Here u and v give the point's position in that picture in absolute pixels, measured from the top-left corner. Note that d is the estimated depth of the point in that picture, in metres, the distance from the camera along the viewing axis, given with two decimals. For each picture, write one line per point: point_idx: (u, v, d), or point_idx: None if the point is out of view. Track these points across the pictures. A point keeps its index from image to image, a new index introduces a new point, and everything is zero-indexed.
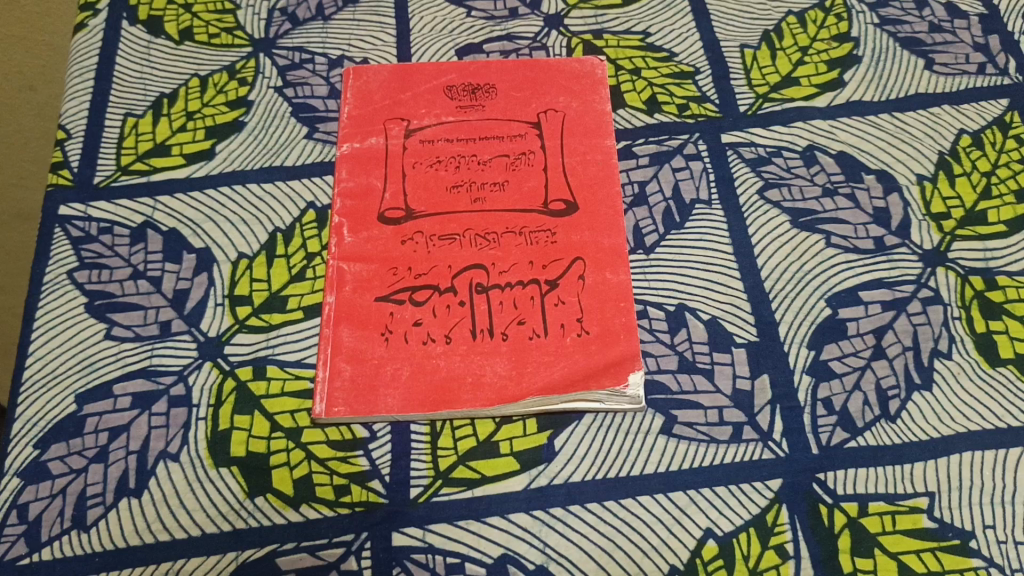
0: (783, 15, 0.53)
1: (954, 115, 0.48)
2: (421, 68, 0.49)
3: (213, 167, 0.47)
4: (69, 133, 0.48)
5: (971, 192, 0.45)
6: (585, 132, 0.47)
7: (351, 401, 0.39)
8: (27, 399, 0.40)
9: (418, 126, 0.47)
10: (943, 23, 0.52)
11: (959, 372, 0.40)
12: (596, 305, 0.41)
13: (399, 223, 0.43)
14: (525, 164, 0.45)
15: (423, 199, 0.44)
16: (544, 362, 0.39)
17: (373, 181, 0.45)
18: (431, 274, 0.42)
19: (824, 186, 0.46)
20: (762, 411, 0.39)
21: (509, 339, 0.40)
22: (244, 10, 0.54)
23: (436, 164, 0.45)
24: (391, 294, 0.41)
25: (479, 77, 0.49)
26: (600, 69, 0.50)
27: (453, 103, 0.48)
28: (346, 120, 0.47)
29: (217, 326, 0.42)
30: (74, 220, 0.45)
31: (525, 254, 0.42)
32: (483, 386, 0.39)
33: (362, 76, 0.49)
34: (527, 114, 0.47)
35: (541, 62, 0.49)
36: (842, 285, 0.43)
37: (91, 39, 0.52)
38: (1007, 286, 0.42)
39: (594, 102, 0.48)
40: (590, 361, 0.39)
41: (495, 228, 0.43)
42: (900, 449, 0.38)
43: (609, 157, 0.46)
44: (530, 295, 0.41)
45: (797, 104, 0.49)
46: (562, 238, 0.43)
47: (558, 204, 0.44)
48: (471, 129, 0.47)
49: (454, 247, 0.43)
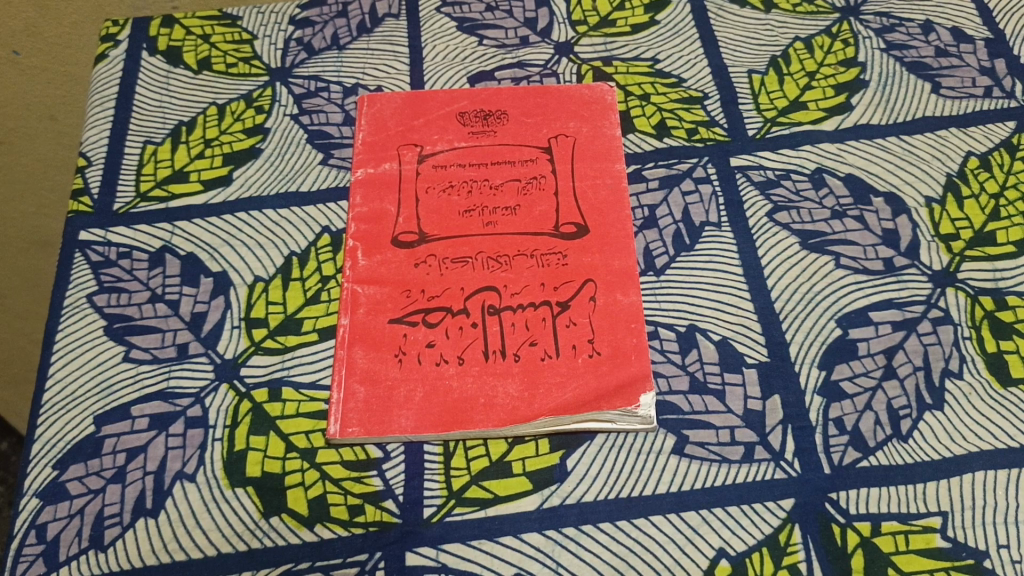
0: (790, 41, 0.54)
1: (961, 137, 0.49)
2: (434, 96, 0.50)
3: (229, 193, 0.48)
4: (90, 160, 0.49)
5: (980, 214, 0.46)
6: (595, 156, 0.47)
7: (365, 421, 0.39)
8: (47, 421, 0.41)
9: (431, 152, 0.48)
10: (949, 48, 0.52)
11: (971, 392, 0.40)
12: (607, 326, 0.41)
13: (412, 246, 0.44)
14: (536, 188, 0.46)
15: (436, 222, 0.45)
16: (556, 382, 0.40)
17: (387, 206, 0.46)
18: (443, 296, 0.42)
19: (833, 209, 0.46)
20: (773, 431, 0.39)
21: (521, 360, 0.41)
22: (261, 40, 0.55)
23: (448, 189, 0.46)
24: (405, 316, 0.42)
25: (491, 103, 0.50)
26: (609, 95, 0.50)
27: (465, 129, 0.49)
28: (360, 146, 0.48)
29: (233, 348, 0.42)
30: (94, 245, 0.46)
31: (536, 276, 0.43)
32: (496, 406, 0.39)
33: (375, 103, 0.50)
34: (538, 139, 0.48)
35: (552, 89, 0.50)
36: (851, 306, 0.43)
37: (112, 70, 0.53)
38: (1017, 306, 0.43)
39: (603, 127, 0.49)
40: (602, 381, 0.40)
41: (507, 251, 0.44)
42: (911, 469, 0.38)
43: (619, 181, 0.46)
44: (542, 316, 0.42)
45: (805, 128, 0.49)
46: (572, 260, 0.43)
47: (569, 227, 0.44)
48: (483, 155, 0.47)
49: (466, 269, 0.43)
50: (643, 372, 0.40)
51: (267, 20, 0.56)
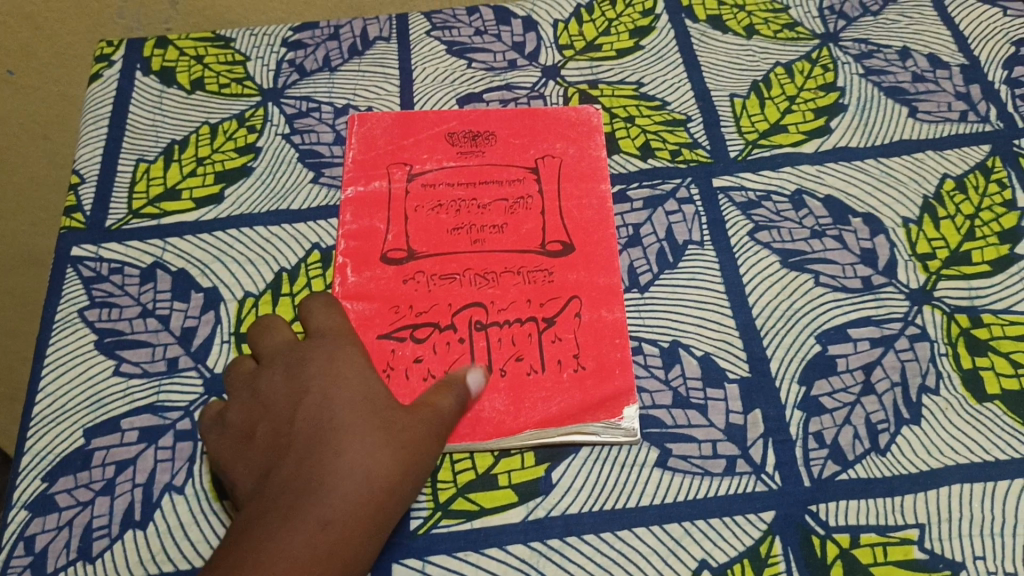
0: (771, 66, 0.55)
1: (937, 160, 0.50)
2: (423, 116, 0.51)
3: (221, 210, 0.48)
4: (83, 178, 0.50)
5: (955, 234, 0.47)
6: (581, 176, 0.48)
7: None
8: (37, 433, 0.41)
9: (420, 171, 0.49)
10: (926, 73, 0.54)
11: (947, 407, 0.41)
12: (592, 342, 0.42)
13: (401, 263, 0.45)
14: (523, 207, 0.47)
15: (424, 239, 0.46)
16: (541, 398, 0.41)
17: (376, 224, 0.46)
18: (431, 312, 0.43)
19: (812, 228, 0.47)
20: (755, 445, 0.40)
21: (507, 375, 0.42)
22: (253, 61, 0.56)
23: (437, 208, 0.47)
24: (393, 331, 0.43)
25: (479, 124, 0.51)
26: (595, 117, 0.52)
27: (454, 149, 0.50)
28: (350, 164, 0.49)
29: (223, 363, 0.43)
30: (86, 261, 0.47)
31: (523, 293, 0.44)
32: (482, 421, 0.40)
33: (366, 122, 0.51)
34: (525, 159, 0.49)
35: (539, 111, 0.52)
36: (831, 323, 0.44)
37: (106, 89, 0.54)
38: (992, 324, 0.43)
39: (589, 148, 0.50)
40: (586, 396, 0.41)
41: (494, 268, 0.45)
42: (889, 482, 0.39)
43: (604, 201, 0.48)
44: (527, 332, 0.43)
45: (785, 150, 0.50)
46: (558, 278, 0.44)
47: (555, 245, 0.45)
48: (471, 174, 0.48)
49: (454, 285, 0.44)
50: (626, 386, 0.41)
51: (260, 42, 0.57)
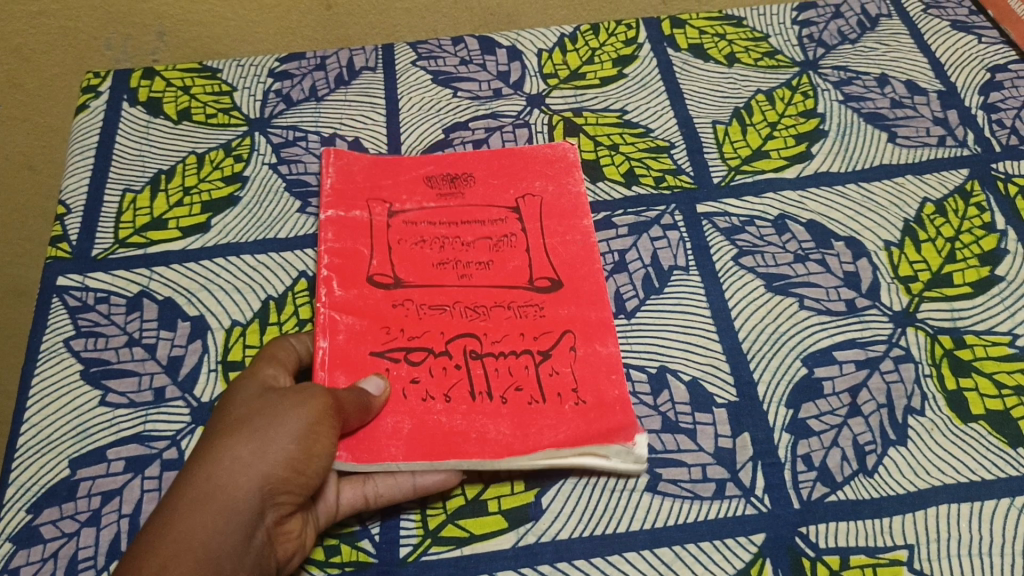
0: (753, 94, 0.56)
1: (917, 184, 0.51)
2: (400, 162, 0.51)
3: (207, 239, 0.48)
4: (69, 208, 0.50)
5: (937, 257, 0.47)
6: (562, 215, 0.48)
7: (351, 447, 0.39)
8: (21, 465, 0.41)
9: (400, 209, 0.48)
10: (904, 100, 0.55)
11: (933, 427, 0.41)
12: (590, 375, 0.42)
13: (389, 287, 0.45)
14: (508, 245, 0.47)
15: (411, 270, 0.46)
16: (546, 424, 0.40)
17: (361, 247, 0.46)
18: (423, 338, 0.43)
19: (795, 253, 0.48)
20: (744, 468, 0.40)
21: (509, 402, 0.41)
22: (240, 92, 0.56)
23: (421, 242, 0.47)
24: (386, 351, 0.43)
25: (457, 166, 0.51)
26: (572, 153, 0.52)
27: (434, 190, 0.49)
28: (328, 191, 0.49)
29: (210, 392, 0.43)
30: (72, 290, 0.46)
31: (515, 326, 0.44)
32: (488, 441, 0.40)
33: (342, 153, 0.51)
34: (506, 200, 0.49)
35: (518, 151, 0.51)
36: (816, 346, 0.44)
37: (92, 120, 0.54)
38: (975, 345, 0.44)
39: (568, 185, 0.50)
40: (589, 424, 0.40)
41: (484, 302, 0.44)
42: (877, 503, 0.39)
43: (588, 237, 0.47)
44: (524, 363, 0.42)
45: (768, 176, 0.51)
46: (549, 313, 0.44)
47: (543, 281, 0.45)
48: (451, 215, 0.48)
49: (445, 316, 0.44)
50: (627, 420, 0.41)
51: (247, 73, 0.57)
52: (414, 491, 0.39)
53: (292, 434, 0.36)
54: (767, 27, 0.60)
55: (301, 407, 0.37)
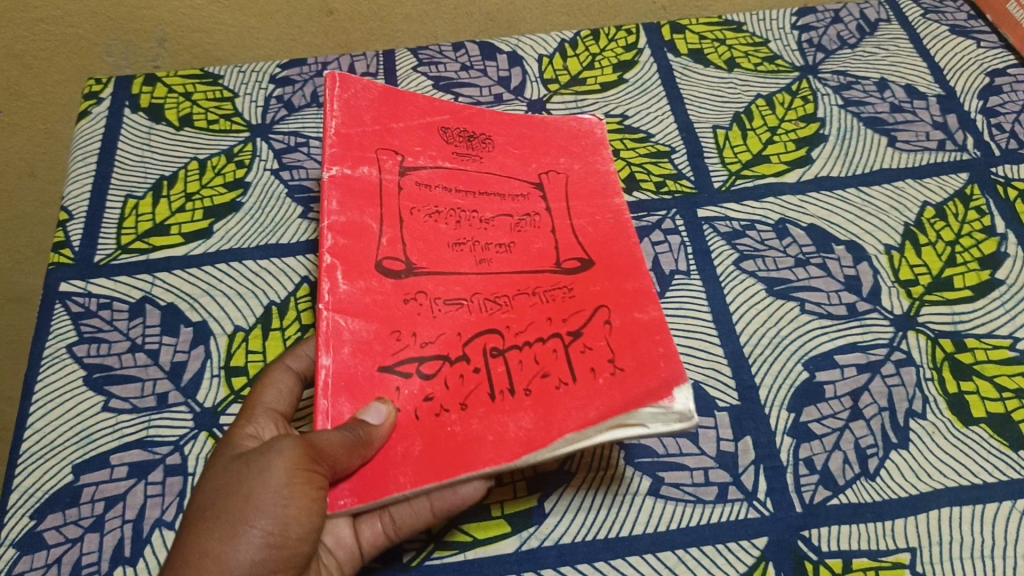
0: (753, 98, 0.56)
1: (917, 188, 0.51)
2: (413, 101, 0.49)
3: (210, 245, 0.48)
4: (71, 214, 0.50)
5: (937, 261, 0.48)
6: (590, 194, 0.47)
7: (357, 490, 0.36)
8: (24, 470, 0.41)
9: (413, 165, 0.46)
10: (903, 104, 0.55)
11: (934, 431, 0.41)
12: (627, 344, 0.38)
13: (399, 277, 0.41)
14: (530, 224, 0.45)
15: (422, 251, 0.43)
16: (575, 406, 0.36)
17: (368, 220, 0.43)
18: (439, 343, 0.40)
19: (796, 257, 0.48)
20: (746, 472, 0.40)
21: (533, 393, 0.38)
22: (242, 98, 0.56)
23: (435, 215, 0.44)
24: (397, 364, 0.39)
25: (475, 125, 0.49)
26: (599, 129, 0.51)
27: (449, 147, 0.47)
28: (333, 137, 0.45)
29: (213, 397, 0.43)
30: (74, 297, 0.46)
31: (541, 312, 0.41)
32: (508, 442, 0.36)
33: (348, 87, 0.48)
34: (526, 173, 0.47)
35: (539, 121, 0.50)
36: (818, 350, 0.44)
37: (94, 126, 0.55)
38: (976, 348, 0.44)
39: (595, 162, 0.49)
40: (628, 393, 0.36)
41: (505, 290, 0.42)
42: (879, 507, 0.39)
43: (620, 214, 0.46)
44: (552, 349, 0.39)
45: (768, 180, 0.51)
46: (579, 292, 0.42)
47: (572, 262, 0.43)
48: (469, 181, 0.46)
49: (462, 311, 0.41)
50: (674, 375, 0.36)
51: (248, 79, 0.58)
52: (433, 514, 0.37)
53: (270, 512, 0.33)
54: (767, 32, 0.61)
55: (274, 466, 0.34)
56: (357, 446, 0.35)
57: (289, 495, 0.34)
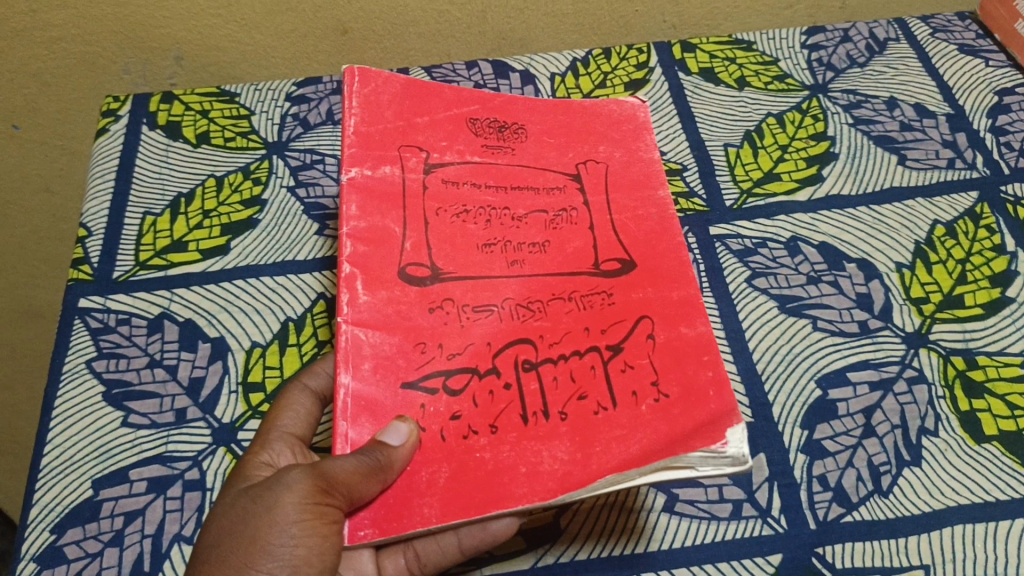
0: (763, 117, 0.57)
1: (927, 207, 0.51)
2: (439, 91, 0.47)
3: (227, 261, 0.49)
4: (90, 231, 0.51)
5: (948, 278, 0.48)
6: (631, 185, 0.45)
7: (379, 520, 0.34)
8: (44, 485, 0.41)
9: (439, 161, 0.44)
10: (913, 122, 0.55)
11: (947, 448, 0.42)
12: (672, 365, 0.37)
13: (424, 284, 0.40)
14: (566, 221, 0.43)
15: (451, 256, 0.41)
16: (615, 436, 0.35)
17: (390, 225, 0.41)
18: (467, 355, 0.38)
19: (808, 274, 0.48)
20: (760, 489, 0.41)
21: (569, 417, 0.36)
22: (258, 116, 0.57)
23: (462, 214, 0.42)
24: (421, 379, 0.37)
25: (506, 114, 0.47)
26: (642, 112, 0.48)
27: (479, 139, 0.45)
28: (353, 137, 0.43)
29: (231, 413, 0.43)
30: (93, 312, 0.47)
31: (578, 321, 0.39)
32: (541, 475, 0.35)
33: (367, 82, 0.46)
34: (563, 164, 0.45)
35: (577, 107, 0.48)
36: (830, 367, 0.44)
37: (112, 143, 0.55)
38: (987, 366, 0.44)
39: (637, 150, 0.46)
40: (672, 426, 0.35)
41: (540, 295, 0.40)
42: (893, 524, 0.39)
43: (663, 207, 0.43)
44: (590, 365, 0.38)
45: (780, 198, 0.52)
46: (619, 298, 0.40)
47: (611, 263, 0.41)
48: (499, 176, 0.44)
49: (493, 320, 0.39)
50: (722, 408, 0.35)
51: (264, 97, 0.58)
52: (461, 552, 0.38)
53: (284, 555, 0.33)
54: (777, 50, 0.61)
55: (285, 501, 0.33)
56: (372, 472, 0.34)
57: (299, 533, 0.33)
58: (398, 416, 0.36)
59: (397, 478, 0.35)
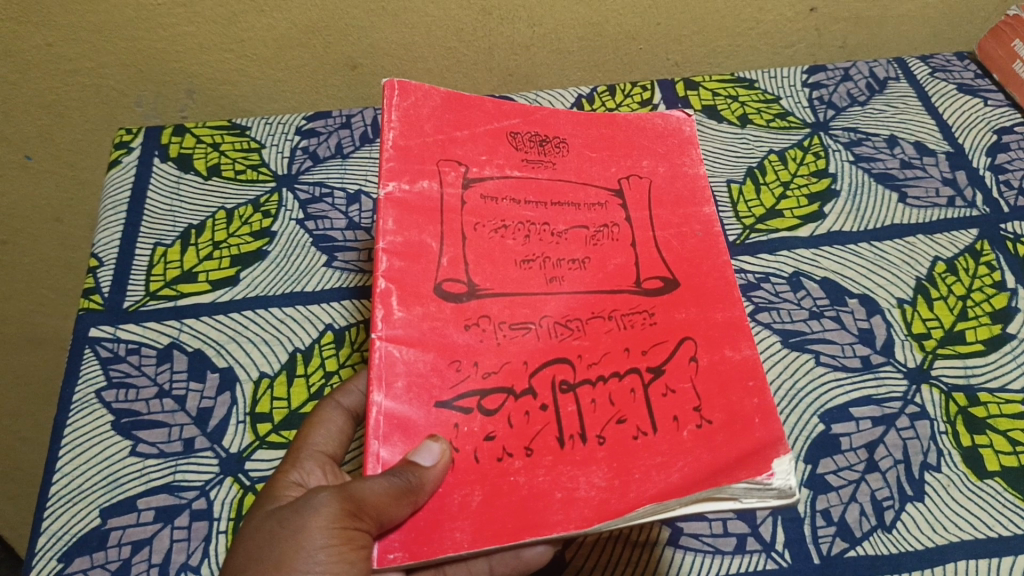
0: (765, 154, 0.57)
1: (928, 244, 0.52)
2: (479, 104, 0.44)
3: (236, 292, 0.50)
4: (101, 261, 0.51)
5: (949, 314, 0.48)
6: (676, 201, 0.43)
7: (409, 543, 0.33)
8: (52, 514, 0.41)
9: (478, 176, 0.41)
10: (913, 160, 0.56)
11: (949, 483, 0.42)
12: (716, 391, 0.36)
13: (461, 300, 0.37)
14: (608, 237, 0.41)
15: (489, 273, 0.39)
16: (655, 464, 0.34)
17: (427, 239, 0.39)
18: (503, 374, 0.36)
19: (811, 309, 0.49)
20: (764, 523, 0.41)
21: (607, 442, 0.35)
22: (269, 149, 0.58)
23: (501, 229, 0.40)
24: (455, 398, 0.36)
25: (547, 127, 0.44)
26: (687, 125, 0.46)
27: (518, 154, 0.43)
28: (392, 151, 0.40)
29: (238, 443, 0.43)
30: (103, 342, 0.47)
31: (618, 341, 0.37)
32: (577, 502, 0.33)
33: (407, 94, 0.43)
34: (606, 178, 0.43)
35: (619, 120, 0.46)
36: (833, 402, 0.45)
37: (124, 175, 0.56)
38: (989, 402, 0.45)
39: (682, 165, 0.44)
40: (716, 454, 0.34)
41: (579, 314, 0.38)
42: (897, 559, 0.40)
43: (709, 225, 0.41)
44: (629, 388, 0.36)
45: (782, 234, 0.52)
46: (662, 319, 0.38)
47: (653, 282, 0.39)
48: (540, 190, 0.42)
49: (530, 338, 0.37)
50: (770, 437, 0.33)
51: (275, 130, 0.59)
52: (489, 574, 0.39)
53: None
54: (779, 89, 0.62)
55: (314, 526, 0.33)
56: (404, 494, 0.32)
57: (327, 559, 0.33)
58: (431, 435, 0.34)
59: (430, 500, 0.33)
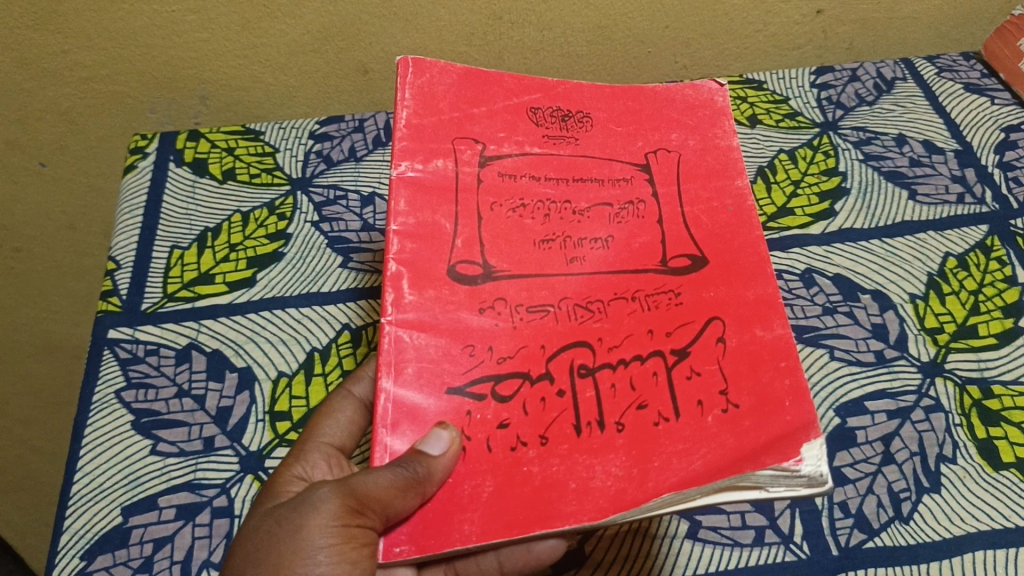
0: (775, 153, 0.58)
1: (938, 240, 0.52)
2: (498, 79, 0.44)
3: (253, 293, 0.50)
4: (119, 264, 0.52)
5: (961, 309, 0.49)
6: (707, 174, 0.42)
7: (416, 536, 0.33)
8: (74, 513, 0.42)
9: (497, 155, 0.41)
10: (922, 158, 0.57)
11: (965, 475, 0.42)
12: (746, 372, 0.36)
13: (475, 282, 0.38)
14: (634, 214, 0.41)
15: (507, 252, 0.39)
16: (676, 452, 0.34)
17: (441, 219, 0.39)
18: (520, 358, 0.37)
19: (824, 305, 0.49)
20: (782, 515, 0.41)
21: (626, 429, 0.35)
22: (283, 153, 0.59)
23: (520, 208, 0.40)
24: (468, 384, 0.36)
25: (570, 101, 0.44)
26: (720, 96, 0.46)
27: (540, 130, 0.43)
28: (404, 129, 0.41)
29: (258, 441, 0.44)
30: (122, 343, 0.48)
31: (642, 322, 0.38)
32: (593, 491, 0.33)
33: (422, 72, 0.43)
34: (631, 153, 0.43)
35: (650, 92, 0.45)
36: (848, 396, 0.45)
37: (141, 180, 0.57)
38: (1002, 395, 0.45)
39: (714, 137, 0.44)
40: (743, 439, 0.34)
41: (601, 295, 0.38)
42: (914, 550, 0.40)
43: (741, 199, 0.42)
44: (652, 371, 0.36)
45: (793, 232, 0.53)
46: (688, 298, 0.38)
47: (681, 259, 0.39)
48: (562, 167, 0.42)
49: (548, 320, 0.38)
50: (800, 421, 0.34)
51: (288, 135, 0.60)
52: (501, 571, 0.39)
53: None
54: (787, 90, 0.63)
55: (313, 524, 0.34)
56: (410, 485, 0.32)
57: (328, 559, 0.33)
58: (440, 423, 0.35)
59: (438, 491, 0.34)
